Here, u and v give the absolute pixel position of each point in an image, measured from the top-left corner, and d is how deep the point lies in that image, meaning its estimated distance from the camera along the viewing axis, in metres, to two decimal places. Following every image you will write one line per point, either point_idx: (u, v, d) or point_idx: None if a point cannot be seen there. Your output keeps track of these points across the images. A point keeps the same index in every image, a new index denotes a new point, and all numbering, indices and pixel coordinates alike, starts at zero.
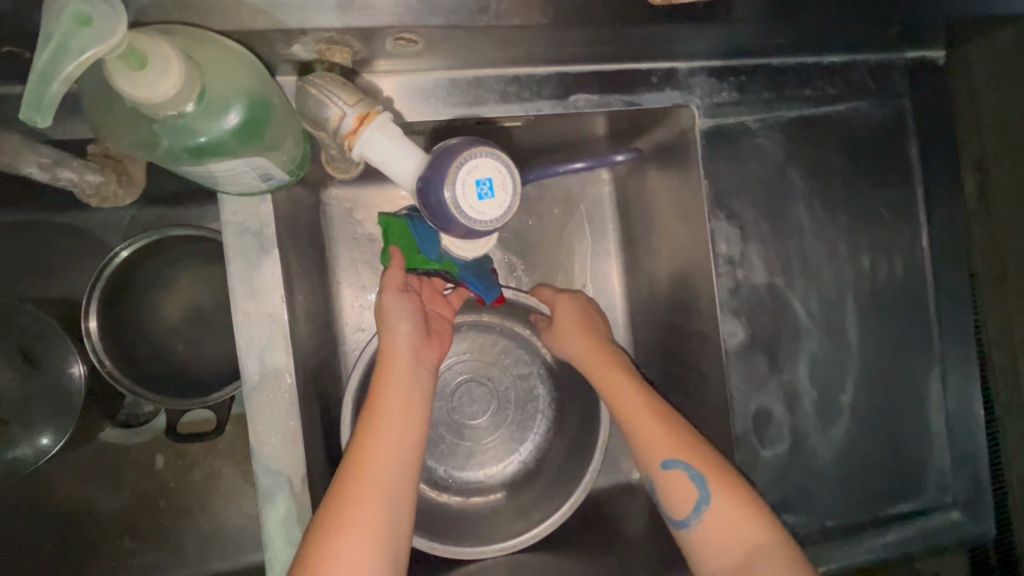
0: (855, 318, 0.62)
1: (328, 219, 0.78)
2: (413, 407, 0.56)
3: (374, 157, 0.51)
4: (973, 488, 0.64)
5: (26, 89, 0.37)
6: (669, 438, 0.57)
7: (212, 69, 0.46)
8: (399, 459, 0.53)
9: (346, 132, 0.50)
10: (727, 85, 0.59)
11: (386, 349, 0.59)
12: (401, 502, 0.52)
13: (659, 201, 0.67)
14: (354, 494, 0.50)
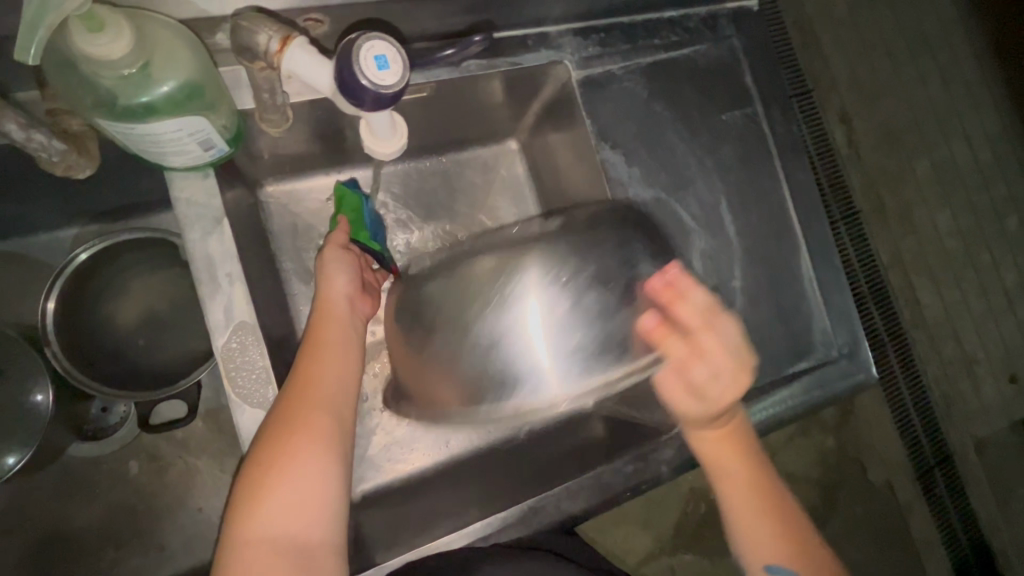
0: (730, 215, 0.75)
1: (267, 215, 0.79)
2: (349, 340, 0.60)
3: (301, 74, 0.52)
4: (852, 336, 0.78)
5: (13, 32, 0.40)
6: (775, 543, 0.60)
7: (161, 43, 0.47)
8: (341, 383, 0.57)
9: (274, 50, 0.51)
10: (590, 42, 0.71)
11: (322, 296, 0.62)
12: (347, 423, 0.56)
13: (559, 154, 0.80)
14: (302, 415, 0.53)
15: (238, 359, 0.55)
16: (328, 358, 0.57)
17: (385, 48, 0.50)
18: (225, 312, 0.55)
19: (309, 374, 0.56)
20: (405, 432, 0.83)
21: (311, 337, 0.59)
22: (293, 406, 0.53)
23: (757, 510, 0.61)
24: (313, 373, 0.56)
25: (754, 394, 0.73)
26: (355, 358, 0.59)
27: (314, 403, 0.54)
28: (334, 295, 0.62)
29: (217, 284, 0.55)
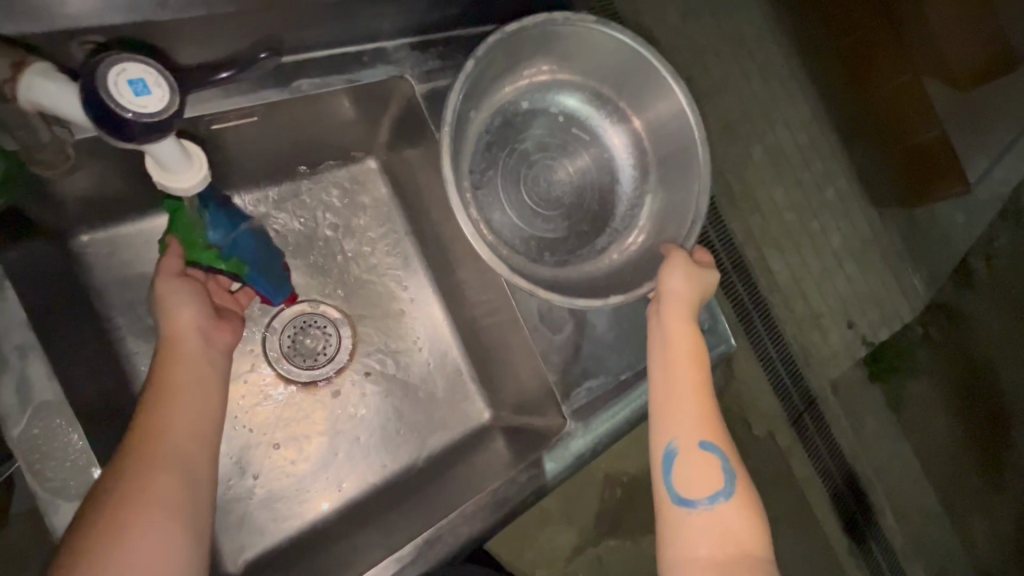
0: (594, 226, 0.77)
1: (85, 269, 0.68)
2: (207, 385, 0.55)
3: (44, 101, 0.46)
4: (710, 312, 0.86)
5: None
6: (701, 421, 0.61)
7: None
8: (195, 434, 0.52)
9: (9, 76, 0.45)
10: (429, 55, 0.70)
11: (167, 333, 0.57)
12: (203, 473, 0.51)
13: (418, 170, 0.78)
14: (145, 469, 0.47)
15: (43, 445, 0.46)
16: (179, 400, 0.53)
17: (143, 71, 0.44)
18: (19, 393, 0.46)
19: (154, 428, 0.50)
20: (292, 483, 0.77)
21: (156, 379, 0.53)
22: (134, 459, 0.48)
23: (696, 411, 0.62)
24: (159, 419, 0.50)
25: (632, 380, 0.76)
26: (214, 401, 0.55)
27: (162, 452, 0.49)
28: (180, 331, 0.57)
29: (3, 359, 0.46)
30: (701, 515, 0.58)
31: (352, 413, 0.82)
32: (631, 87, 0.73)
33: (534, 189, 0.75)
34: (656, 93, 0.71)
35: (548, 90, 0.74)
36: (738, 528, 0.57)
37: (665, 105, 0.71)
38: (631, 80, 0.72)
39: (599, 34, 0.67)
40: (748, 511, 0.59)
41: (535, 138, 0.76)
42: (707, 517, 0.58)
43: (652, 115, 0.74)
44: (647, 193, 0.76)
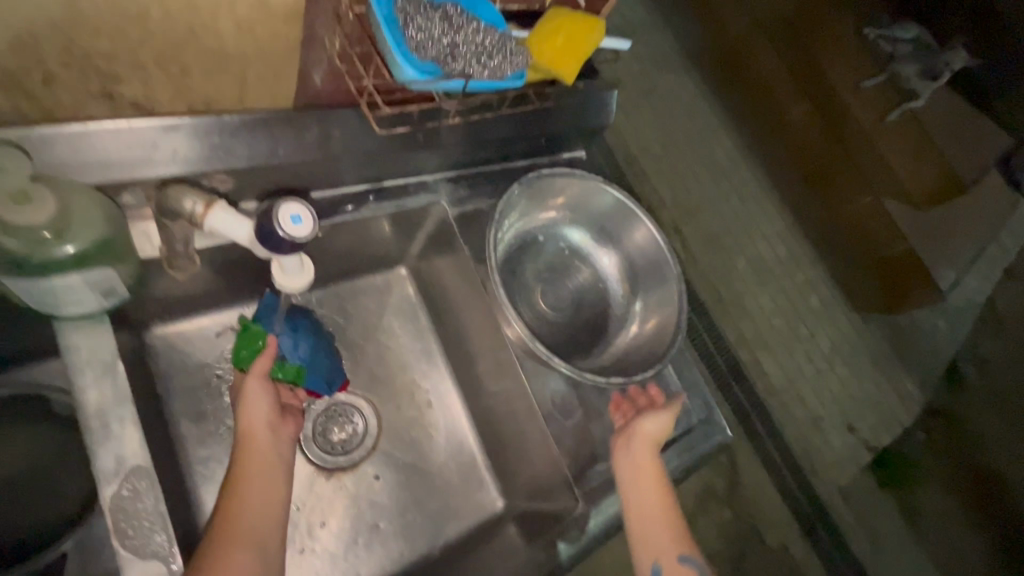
0: (595, 327, 0.88)
1: (154, 358, 0.76)
2: (273, 471, 0.63)
3: (223, 232, 0.58)
4: (706, 404, 0.94)
5: None
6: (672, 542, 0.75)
7: (79, 209, 0.49)
8: (265, 516, 0.60)
9: (199, 214, 0.57)
10: (461, 186, 0.86)
11: (245, 426, 0.65)
12: (271, 556, 0.59)
13: (448, 277, 0.90)
14: (226, 552, 0.55)
15: (128, 508, 0.53)
16: (251, 490, 0.61)
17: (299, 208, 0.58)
18: (115, 461, 0.54)
19: (231, 512, 0.58)
20: (314, 570, 0.80)
21: (234, 470, 0.61)
22: (217, 543, 0.56)
23: (668, 535, 0.75)
24: (237, 505, 0.59)
25: (635, 466, 0.85)
26: (280, 485, 0.63)
27: (239, 539, 0.57)
28: (254, 424, 0.65)
29: (108, 430, 0.54)
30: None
31: (375, 500, 0.86)
32: (618, 222, 0.88)
33: (541, 300, 0.87)
34: (633, 225, 0.87)
35: (553, 221, 0.89)
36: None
37: (644, 239, 0.88)
38: (617, 218, 0.88)
39: (601, 190, 0.86)
40: None
41: (541, 259, 0.89)
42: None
43: (630, 243, 0.89)
44: (634, 310, 0.89)
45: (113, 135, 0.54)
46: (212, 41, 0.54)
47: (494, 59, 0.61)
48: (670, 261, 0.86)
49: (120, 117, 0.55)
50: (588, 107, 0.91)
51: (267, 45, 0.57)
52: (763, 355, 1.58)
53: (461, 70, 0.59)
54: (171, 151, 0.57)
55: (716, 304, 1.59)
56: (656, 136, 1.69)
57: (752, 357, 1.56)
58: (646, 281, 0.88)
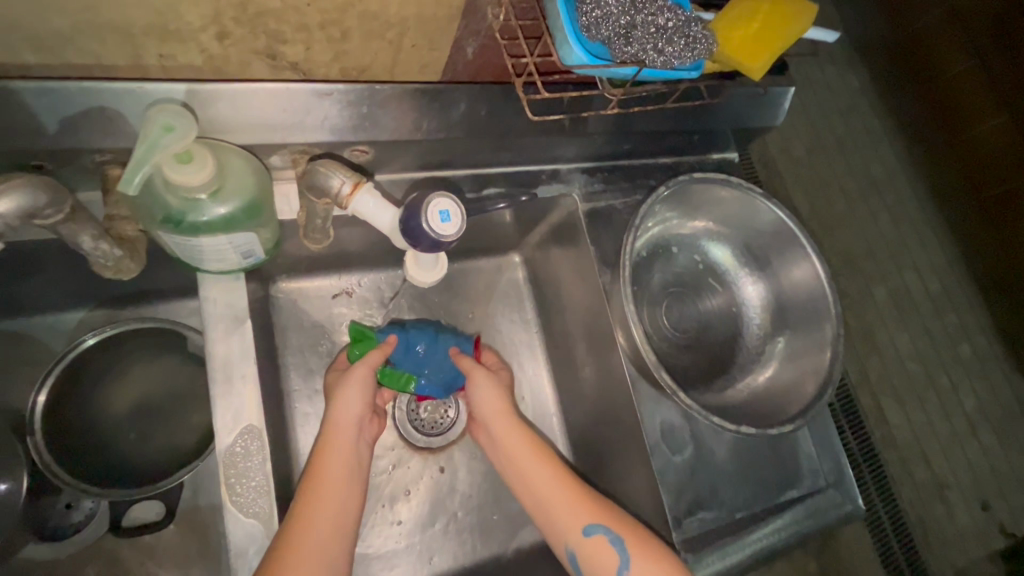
0: (723, 357, 0.78)
1: (274, 311, 0.78)
2: (352, 477, 0.59)
3: (364, 214, 0.60)
4: (836, 466, 0.81)
5: (120, 173, 0.42)
6: (579, 507, 0.64)
7: (230, 172, 0.49)
8: (337, 524, 0.55)
9: (344, 194, 0.58)
10: (596, 179, 0.78)
11: (329, 421, 0.61)
12: (337, 572, 0.54)
13: (563, 273, 0.83)
14: (293, 563, 0.51)
15: (239, 465, 0.54)
16: (327, 494, 0.56)
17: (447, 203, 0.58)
18: (234, 416, 0.55)
19: (304, 514, 0.54)
20: (391, 546, 0.79)
21: (311, 471, 0.58)
22: (286, 550, 0.51)
23: (564, 497, 0.64)
24: (310, 510, 0.54)
25: (747, 520, 0.74)
26: (356, 492, 0.58)
27: (309, 550, 0.52)
28: (341, 421, 0.61)
29: (231, 385, 0.56)
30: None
31: (459, 489, 0.84)
32: (776, 249, 0.77)
33: (668, 319, 0.78)
34: (794, 255, 0.76)
35: (697, 234, 0.80)
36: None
37: (803, 275, 0.76)
38: (776, 246, 0.77)
39: (762, 208, 0.75)
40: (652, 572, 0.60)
41: (674, 273, 0.80)
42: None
43: (786, 275, 0.77)
44: (774, 348, 0.77)
45: (272, 97, 0.54)
46: (375, 6, 0.50)
47: (673, 45, 0.52)
48: (830, 304, 0.72)
49: (280, 81, 0.54)
50: (756, 105, 0.78)
51: (428, 13, 0.52)
52: (908, 409, 1.33)
53: (633, 55, 0.51)
54: (320, 117, 0.56)
55: (856, 340, 1.36)
56: (811, 133, 1.46)
57: (893, 408, 1.32)
58: (795, 320, 0.76)
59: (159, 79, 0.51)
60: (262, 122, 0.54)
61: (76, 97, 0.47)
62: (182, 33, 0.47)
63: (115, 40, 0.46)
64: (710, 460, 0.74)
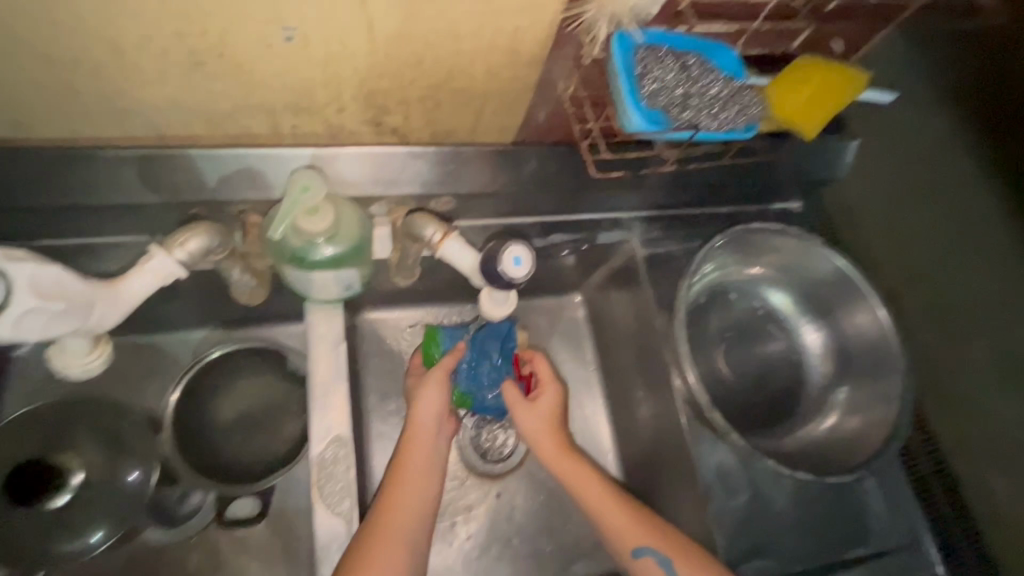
0: (783, 403, 0.79)
1: (359, 338, 0.87)
2: (429, 470, 0.67)
3: (452, 261, 0.68)
4: (909, 527, 0.77)
5: (266, 223, 0.53)
6: (627, 531, 0.68)
7: (345, 218, 0.59)
8: (416, 508, 0.64)
9: (436, 242, 0.67)
10: (654, 227, 0.83)
11: (412, 421, 0.70)
12: (416, 550, 0.62)
13: (620, 314, 0.87)
14: (380, 538, 0.60)
15: (328, 469, 0.62)
16: (408, 482, 0.65)
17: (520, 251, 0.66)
18: (326, 426, 0.64)
19: (393, 500, 0.64)
20: (451, 565, 0.84)
21: (396, 460, 0.68)
22: (374, 528, 0.61)
23: (618, 519, 0.69)
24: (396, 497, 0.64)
25: (808, 574, 0.72)
26: (433, 482, 0.67)
27: (392, 528, 0.61)
28: (421, 420, 0.70)
29: (325, 398, 0.65)
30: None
31: (516, 517, 0.88)
32: (839, 298, 0.78)
33: (727, 362, 0.79)
34: (857, 304, 0.76)
35: (758, 280, 0.82)
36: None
37: (867, 324, 0.76)
38: (839, 295, 0.78)
39: (822, 257, 0.77)
40: None
41: (735, 318, 0.82)
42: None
43: (850, 324, 0.77)
44: (836, 398, 0.77)
45: (374, 157, 0.64)
46: (463, 82, 0.60)
47: (726, 111, 0.59)
48: (897, 355, 0.72)
49: (382, 144, 0.65)
50: (817, 157, 0.81)
51: (506, 87, 0.62)
52: None
53: (690, 119, 0.58)
54: (413, 174, 0.66)
55: None
56: None
57: None
58: (860, 369, 0.76)
59: (289, 144, 0.63)
60: (365, 179, 0.65)
61: (228, 161, 0.59)
62: (312, 109, 0.59)
63: (263, 115, 0.58)
64: (769, 508, 0.73)
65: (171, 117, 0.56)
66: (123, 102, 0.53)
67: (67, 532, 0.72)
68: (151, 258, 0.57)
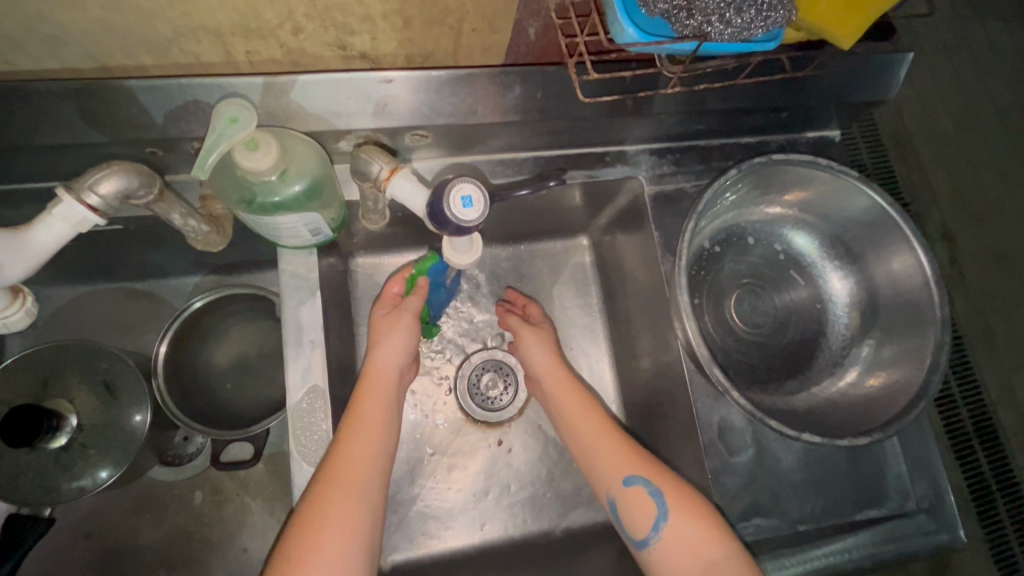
0: (801, 355, 0.72)
1: (353, 282, 0.83)
2: (386, 421, 0.64)
3: (402, 199, 0.62)
4: (934, 490, 0.71)
5: (195, 160, 0.49)
6: (618, 459, 0.66)
7: (294, 155, 0.56)
8: (371, 460, 0.60)
9: (383, 178, 0.61)
10: (666, 161, 0.74)
11: (368, 368, 0.66)
12: (373, 503, 0.58)
13: (628, 258, 0.80)
14: (334, 491, 0.57)
15: (305, 419, 0.62)
16: (364, 431, 0.62)
17: (471, 189, 0.57)
18: (302, 375, 0.63)
19: (343, 449, 0.60)
20: (446, 508, 0.84)
21: (351, 410, 0.63)
22: (329, 481, 0.57)
23: (610, 448, 0.67)
24: (349, 444, 0.60)
25: (812, 535, 0.68)
26: (390, 432, 0.64)
27: (346, 478, 0.57)
28: (377, 369, 0.67)
29: (301, 348, 0.63)
30: (664, 544, 0.60)
31: (512, 463, 0.87)
32: (874, 240, 0.69)
33: (738, 310, 0.73)
34: (895, 246, 0.67)
35: (778, 221, 0.74)
36: (693, 542, 0.59)
37: (905, 271, 0.66)
38: (873, 237, 0.69)
39: (856, 191, 0.66)
40: (693, 522, 0.60)
41: (753, 263, 0.74)
42: (672, 537, 0.60)
43: (885, 269, 0.68)
44: (859, 353, 0.70)
45: (337, 85, 0.57)
46: None
47: (743, 15, 0.48)
48: (935, 305, 0.63)
49: (349, 70, 0.58)
50: (863, 76, 0.68)
51: None
52: None
53: (696, 28, 0.49)
54: (382, 102, 0.59)
55: None
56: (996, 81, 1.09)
57: None
58: (894, 322, 0.67)
59: (246, 72, 0.57)
60: (326, 110, 0.58)
61: (175, 94, 0.54)
62: (263, 31, 0.52)
63: (209, 41, 0.52)
64: (773, 465, 0.69)
65: (107, 43, 0.50)
66: (50, 28, 0.48)
67: (66, 472, 0.66)
68: (60, 202, 0.52)
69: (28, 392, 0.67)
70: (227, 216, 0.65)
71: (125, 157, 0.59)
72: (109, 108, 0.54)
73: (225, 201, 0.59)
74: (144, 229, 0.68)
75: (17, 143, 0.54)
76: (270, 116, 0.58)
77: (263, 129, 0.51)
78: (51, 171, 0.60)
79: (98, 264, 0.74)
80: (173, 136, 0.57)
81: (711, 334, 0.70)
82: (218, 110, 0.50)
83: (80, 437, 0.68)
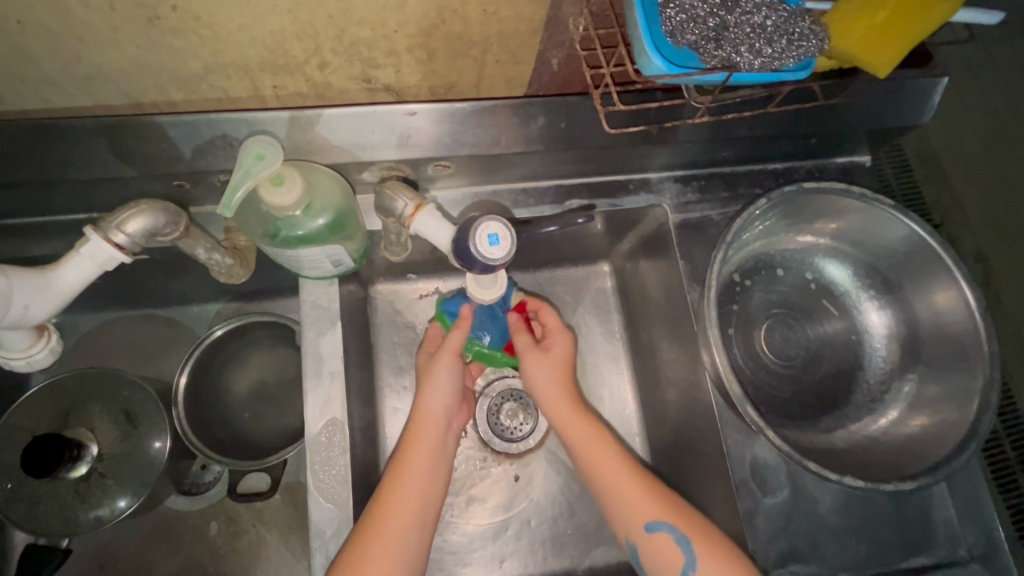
0: (837, 390, 0.68)
1: (373, 310, 0.82)
2: (435, 470, 0.63)
3: (427, 236, 0.61)
4: (985, 537, 0.67)
5: (222, 196, 0.49)
6: (636, 504, 0.61)
7: (317, 188, 0.56)
8: (416, 514, 0.59)
9: (408, 215, 0.60)
10: (690, 189, 0.73)
11: (418, 409, 0.65)
12: (414, 556, 0.58)
13: (651, 287, 0.78)
14: (376, 546, 0.56)
15: (322, 453, 0.61)
16: (411, 480, 0.60)
17: (498, 227, 0.56)
18: (321, 407, 0.62)
19: (388, 501, 0.59)
20: (465, 544, 0.81)
21: (399, 452, 0.63)
22: (370, 540, 0.56)
23: (630, 491, 0.62)
24: (393, 493, 0.59)
25: None
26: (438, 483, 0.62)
27: (390, 531, 0.57)
28: (428, 413, 0.65)
29: (321, 379, 0.63)
30: None
31: (533, 498, 0.84)
32: (914, 274, 0.66)
33: (769, 342, 0.70)
34: (936, 277, 0.64)
35: (810, 250, 0.72)
36: None
37: (948, 303, 0.64)
38: (912, 270, 0.66)
39: (891, 220, 0.64)
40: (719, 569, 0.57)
41: (784, 291, 0.71)
42: None
43: (925, 300, 0.65)
44: (900, 390, 0.66)
45: (362, 119, 0.57)
46: (458, 26, 0.51)
47: (773, 45, 0.48)
48: (982, 339, 0.60)
49: (373, 103, 0.58)
50: (896, 101, 0.66)
51: (511, 28, 0.52)
52: None
53: (724, 58, 0.48)
54: (406, 135, 0.59)
55: None
56: None
57: None
58: (938, 356, 0.64)
59: (274, 107, 0.57)
60: (350, 143, 0.58)
61: (203, 130, 0.55)
62: (290, 66, 0.52)
63: (238, 77, 0.53)
64: (810, 506, 0.65)
65: (140, 81, 0.51)
66: (88, 67, 0.49)
67: (84, 502, 0.66)
68: (89, 242, 0.52)
69: (51, 421, 0.68)
70: (252, 249, 0.65)
71: (153, 190, 0.60)
72: (139, 143, 0.55)
73: (250, 233, 0.59)
74: (169, 259, 0.68)
75: (50, 178, 0.55)
76: (295, 149, 0.58)
77: (288, 165, 0.51)
78: (82, 203, 0.61)
79: (124, 292, 0.75)
80: (201, 170, 0.58)
81: (741, 368, 0.68)
82: (244, 147, 0.50)
83: (100, 468, 0.67)
